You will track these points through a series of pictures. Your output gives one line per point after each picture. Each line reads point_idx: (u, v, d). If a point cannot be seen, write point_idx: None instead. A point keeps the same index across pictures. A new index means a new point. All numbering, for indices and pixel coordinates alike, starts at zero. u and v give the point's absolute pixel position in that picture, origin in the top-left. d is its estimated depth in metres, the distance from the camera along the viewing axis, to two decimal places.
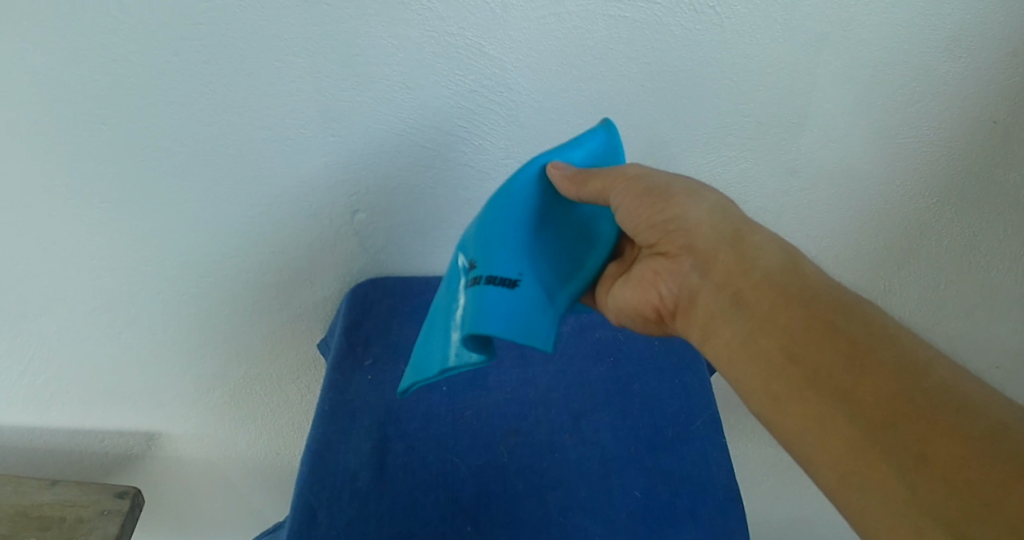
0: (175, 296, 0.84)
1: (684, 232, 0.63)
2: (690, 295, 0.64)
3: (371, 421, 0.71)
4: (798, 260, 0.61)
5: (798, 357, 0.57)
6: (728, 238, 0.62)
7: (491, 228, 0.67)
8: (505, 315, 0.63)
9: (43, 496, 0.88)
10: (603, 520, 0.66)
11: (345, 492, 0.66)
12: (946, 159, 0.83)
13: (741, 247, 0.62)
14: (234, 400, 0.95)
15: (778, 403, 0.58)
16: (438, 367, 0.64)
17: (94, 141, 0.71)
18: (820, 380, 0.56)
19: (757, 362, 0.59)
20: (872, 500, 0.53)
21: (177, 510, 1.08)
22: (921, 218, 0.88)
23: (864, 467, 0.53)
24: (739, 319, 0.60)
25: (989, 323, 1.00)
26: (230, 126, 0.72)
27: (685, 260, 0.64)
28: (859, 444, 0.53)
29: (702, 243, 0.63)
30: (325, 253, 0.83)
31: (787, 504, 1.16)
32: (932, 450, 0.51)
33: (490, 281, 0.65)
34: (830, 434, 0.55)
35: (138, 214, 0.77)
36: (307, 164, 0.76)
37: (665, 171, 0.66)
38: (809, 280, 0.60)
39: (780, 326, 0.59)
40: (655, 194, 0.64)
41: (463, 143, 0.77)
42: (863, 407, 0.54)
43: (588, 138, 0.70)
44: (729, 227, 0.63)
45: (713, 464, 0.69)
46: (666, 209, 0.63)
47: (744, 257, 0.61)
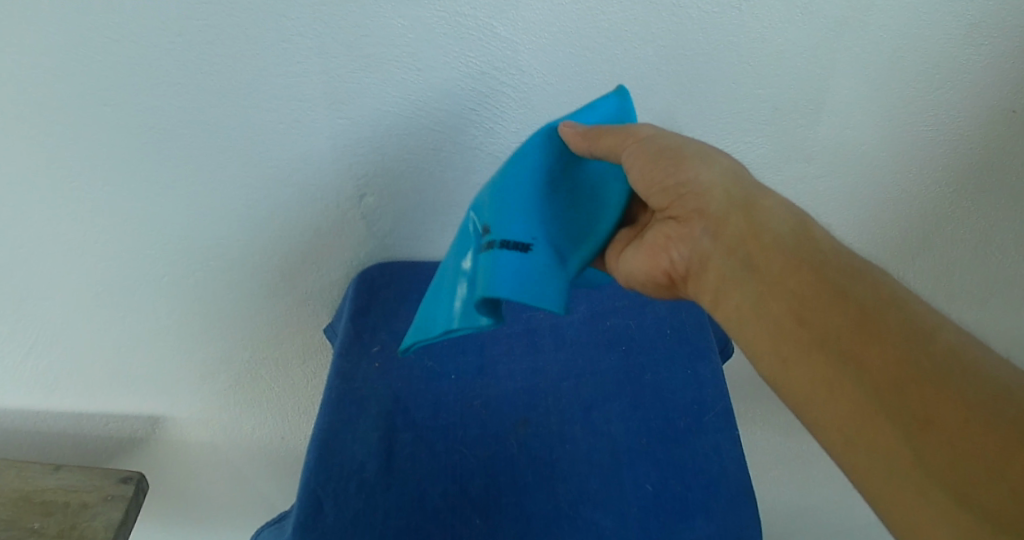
0: (181, 278, 0.82)
1: (696, 196, 0.61)
2: (701, 258, 0.62)
3: (378, 409, 0.69)
4: (807, 225, 0.59)
5: (806, 320, 0.56)
6: (739, 203, 0.60)
7: (504, 190, 0.66)
8: (515, 278, 0.62)
9: (47, 481, 0.87)
10: (614, 513, 0.65)
11: (353, 483, 0.64)
12: (964, 147, 0.81)
13: (751, 212, 0.60)
14: (238, 386, 0.93)
15: (788, 367, 0.56)
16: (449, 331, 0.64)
17: (97, 122, 0.70)
18: (828, 343, 0.54)
19: (765, 325, 0.57)
20: (876, 461, 0.51)
21: (179, 502, 1.07)
22: (936, 207, 0.87)
23: (869, 428, 0.51)
24: (749, 282, 0.59)
25: (1001, 313, 0.99)
26: (236, 108, 0.71)
27: (696, 226, 0.62)
28: (864, 406, 0.52)
29: (714, 208, 0.61)
30: (332, 237, 0.82)
31: (796, 490, 1.15)
32: (935, 411, 0.50)
33: (502, 245, 0.64)
34: (836, 394, 0.53)
35: (144, 196, 0.75)
36: (314, 146, 0.74)
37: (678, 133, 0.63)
38: (818, 245, 0.58)
39: (791, 288, 0.57)
40: (668, 155, 0.62)
41: (472, 126, 0.75)
42: (870, 371, 0.52)
43: (601, 102, 0.68)
44: (737, 190, 0.61)
45: (723, 457, 0.68)
46: (679, 171, 0.61)
47: (754, 221, 0.60)
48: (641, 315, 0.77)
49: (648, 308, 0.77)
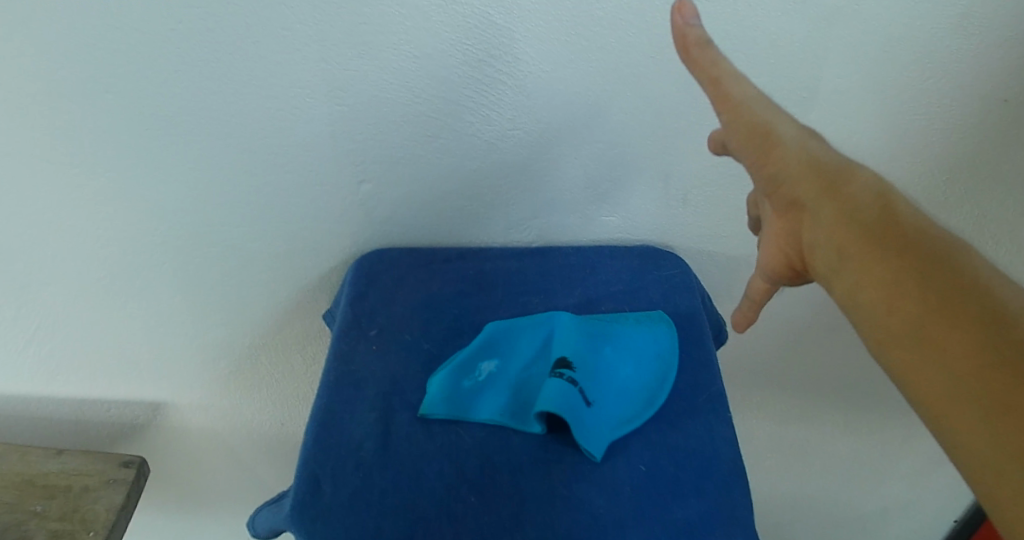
0: (182, 265, 0.83)
1: (782, 176, 0.57)
2: (788, 229, 0.59)
3: (375, 391, 0.68)
4: (893, 205, 0.56)
5: (892, 306, 0.54)
6: (825, 181, 0.57)
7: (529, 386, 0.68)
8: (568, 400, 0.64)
9: (49, 466, 0.88)
10: (608, 492, 0.62)
11: (349, 462, 0.63)
12: (957, 136, 0.82)
13: (835, 193, 0.57)
14: (236, 375, 0.94)
15: (878, 347, 0.54)
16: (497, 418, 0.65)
17: (99, 110, 0.71)
18: (913, 329, 0.53)
19: (850, 304, 0.56)
20: (958, 443, 0.49)
21: (176, 496, 1.06)
22: (932, 195, 0.87)
23: (951, 411, 0.50)
24: (832, 261, 0.56)
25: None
26: (236, 95, 0.72)
27: (782, 205, 0.59)
28: (945, 390, 0.50)
29: (800, 186, 0.57)
30: (329, 223, 0.82)
31: (792, 478, 1.15)
32: (1015, 397, 0.48)
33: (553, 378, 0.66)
34: (921, 377, 0.52)
35: (146, 182, 0.77)
36: (312, 132, 0.75)
37: (772, 105, 0.57)
38: (901, 227, 0.55)
39: (881, 276, 0.54)
40: (760, 135, 0.56)
41: (469, 113, 0.75)
42: (952, 356, 0.51)
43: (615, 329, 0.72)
44: (825, 167, 0.57)
45: (718, 440, 0.66)
46: (765, 160, 0.57)
47: (840, 202, 0.56)
48: (634, 300, 0.77)
49: (642, 293, 0.78)
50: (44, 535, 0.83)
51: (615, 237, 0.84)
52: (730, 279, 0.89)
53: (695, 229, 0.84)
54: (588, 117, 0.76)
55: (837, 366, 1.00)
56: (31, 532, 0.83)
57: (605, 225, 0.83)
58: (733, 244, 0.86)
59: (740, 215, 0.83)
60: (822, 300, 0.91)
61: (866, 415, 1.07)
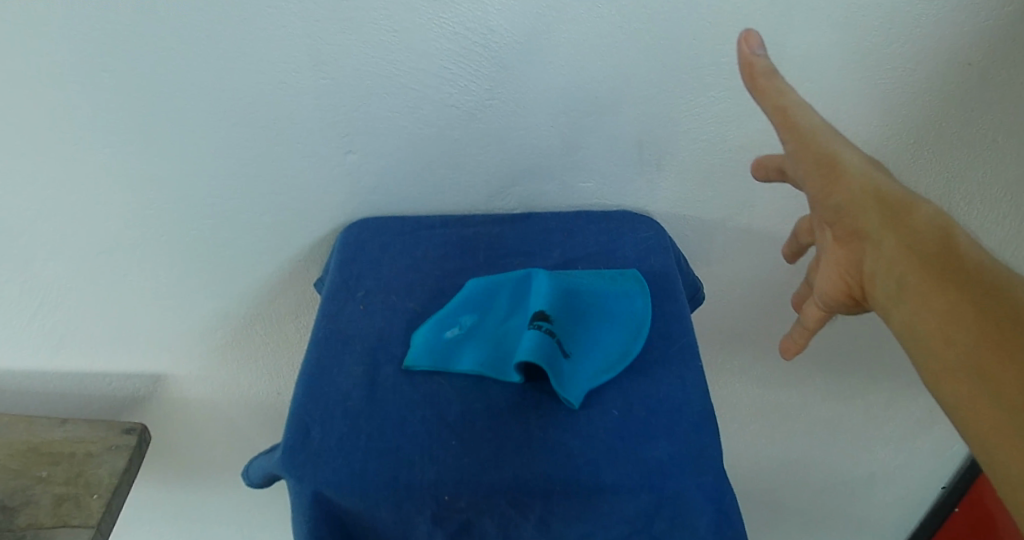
0: (178, 238, 0.87)
1: (843, 207, 0.61)
2: (848, 258, 0.63)
3: (362, 346, 0.71)
4: (955, 239, 0.58)
5: (948, 336, 0.56)
6: (886, 214, 0.60)
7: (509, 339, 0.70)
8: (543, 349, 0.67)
9: (54, 434, 0.92)
10: (583, 435, 0.65)
11: (337, 410, 0.66)
12: (923, 100, 0.83)
13: (897, 224, 0.60)
14: (232, 346, 0.97)
15: (932, 380, 0.56)
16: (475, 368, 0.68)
17: (99, 89, 0.76)
18: (968, 360, 0.54)
19: (905, 335, 0.58)
20: (1011, 476, 0.50)
21: (176, 471, 1.09)
22: (898, 157, 0.87)
23: (1002, 444, 0.51)
24: (889, 291, 0.59)
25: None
26: (227, 71, 0.76)
27: (844, 236, 0.62)
28: (999, 422, 0.52)
29: (861, 220, 0.61)
30: (319, 194, 0.85)
31: (775, 451, 1.14)
32: None
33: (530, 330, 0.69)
34: (973, 408, 0.53)
35: (143, 157, 0.81)
36: (299, 105, 0.79)
37: (836, 135, 0.61)
38: (962, 261, 0.57)
39: (938, 308, 0.56)
40: (821, 164, 0.60)
41: (448, 84, 0.78)
42: (1006, 391, 0.52)
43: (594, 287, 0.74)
44: (888, 200, 0.60)
45: (688, 387, 0.68)
46: (830, 187, 0.61)
47: (900, 235, 0.59)
48: (610, 260, 0.80)
49: (618, 253, 0.81)
50: (49, 498, 0.86)
51: (593, 202, 0.88)
52: (707, 242, 0.92)
53: (671, 195, 0.88)
54: (562, 86, 0.79)
55: (812, 330, 1.02)
56: (37, 495, 0.86)
57: (583, 192, 0.87)
58: (709, 208, 0.89)
59: (709, 180, 0.87)
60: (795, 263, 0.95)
61: (843, 383, 1.07)
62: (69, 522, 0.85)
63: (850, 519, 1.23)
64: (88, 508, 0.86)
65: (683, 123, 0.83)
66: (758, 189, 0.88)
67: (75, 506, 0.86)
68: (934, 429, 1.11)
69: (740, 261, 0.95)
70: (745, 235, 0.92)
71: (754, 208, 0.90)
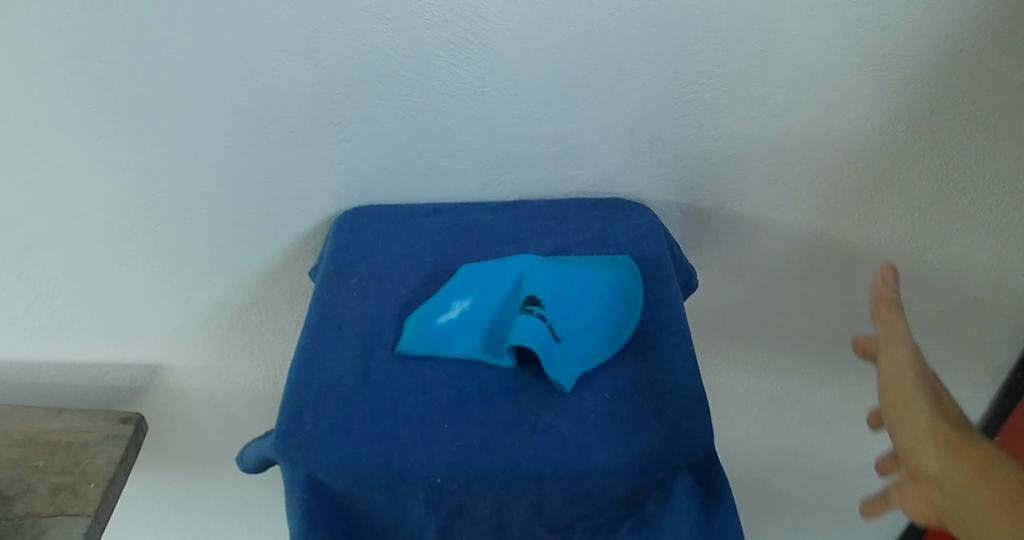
0: (173, 227, 0.87)
1: (907, 436, 0.68)
2: (919, 485, 0.67)
3: (355, 332, 0.72)
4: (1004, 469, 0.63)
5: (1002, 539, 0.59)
6: (941, 441, 0.66)
7: (503, 325, 0.71)
8: (537, 333, 0.67)
9: (51, 424, 0.93)
10: (574, 418, 0.65)
11: (330, 394, 0.67)
12: (915, 87, 0.82)
13: (955, 448, 0.65)
14: (228, 335, 0.97)
15: None
16: (470, 353, 0.69)
17: (93, 79, 0.76)
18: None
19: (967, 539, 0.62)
20: None
21: (175, 461, 1.10)
22: (889, 143, 0.86)
23: None
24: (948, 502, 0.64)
25: (969, 254, 0.95)
26: (220, 60, 0.76)
27: (908, 464, 0.68)
28: None
29: (922, 444, 0.67)
30: (313, 183, 0.85)
31: (769, 439, 1.15)
32: None
33: (525, 314, 0.69)
34: None
35: (138, 147, 0.81)
36: (292, 94, 0.79)
37: (909, 367, 0.71)
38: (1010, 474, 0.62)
39: (985, 509, 0.61)
40: (900, 399, 0.70)
41: (440, 72, 0.79)
42: None
43: (593, 273, 0.74)
44: (951, 422, 0.67)
45: (680, 370, 0.68)
46: (904, 415, 0.69)
47: (956, 458, 0.64)
48: (602, 246, 0.80)
49: (610, 239, 0.81)
50: (46, 487, 0.86)
51: (585, 190, 0.88)
52: (699, 229, 0.93)
53: (663, 182, 0.88)
54: (553, 73, 0.80)
55: (805, 317, 1.02)
56: (34, 485, 0.87)
57: (576, 179, 0.87)
58: (701, 194, 0.90)
59: (701, 166, 0.87)
60: (788, 249, 0.95)
61: (837, 371, 1.07)
62: (66, 510, 0.85)
63: (846, 508, 1.23)
64: (85, 497, 0.86)
65: (674, 110, 0.83)
66: (750, 175, 0.88)
67: (71, 495, 0.86)
68: None
69: (733, 248, 0.95)
70: (738, 222, 0.92)
71: (747, 194, 0.90)
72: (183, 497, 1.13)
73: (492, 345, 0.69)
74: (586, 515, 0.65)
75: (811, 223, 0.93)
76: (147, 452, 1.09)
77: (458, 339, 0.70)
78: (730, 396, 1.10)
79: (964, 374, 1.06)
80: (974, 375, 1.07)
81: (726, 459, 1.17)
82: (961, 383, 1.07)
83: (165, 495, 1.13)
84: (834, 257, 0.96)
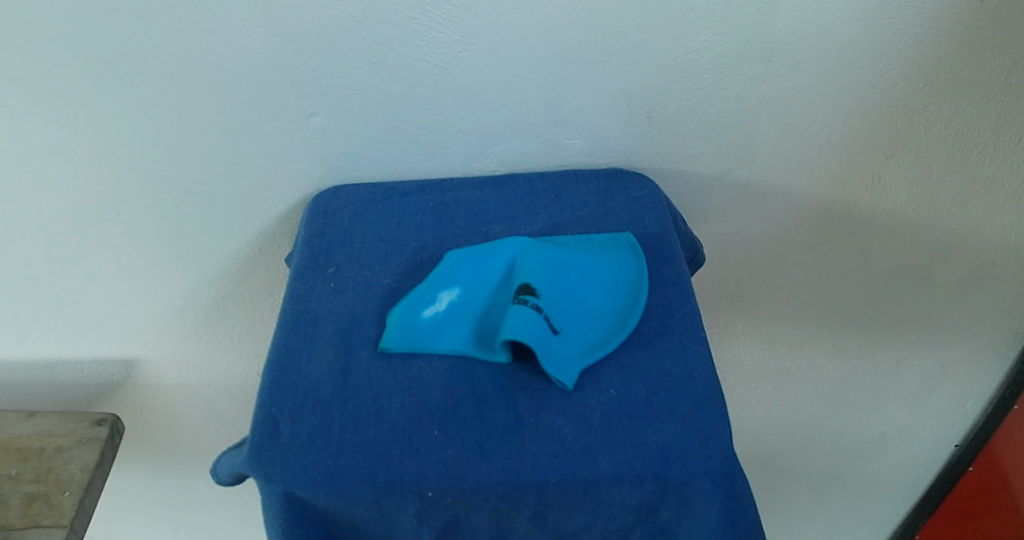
0: (137, 215, 0.81)
1: None
2: None
3: (333, 328, 0.66)
4: None
5: None
6: None
7: (495, 315, 0.65)
8: (531, 325, 0.61)
9: (21, 428, 0.87)
10: (577, 419, 0.59)
11: (308, 401, 0.61)
12: (938, 38, 0.75)
13: None
14: (205, 326, 0.91)
15: None
16: (460, 348, 0.63)
17: (33, 58, 0.69)
18: None
19: None
20: None
21: (159, 456, 1.04)
22: (908, 100, 0.79)
23: None
24: None
25: (990, 218, 0.89)
26: (171, 33, 0.69)
27: None
28: None
29: None
30: (284, 162, 0.78)
31: (782, 411, 1.09)
32: None
33: (518, 303, 0.63)
34: None
35: (91, 130, 0.74)
36: (254, 67, 0.72)
37: None
38: None
39: None
40: None
41: (414, 36, 0.71)
42: None
43: (594, 256, 0.68)
44: None
45: (692, 360, 0.62)
46: None
47: None
48: (601, 223, 0.74)
49: (610, 215, 0.75)
50: (18, 498, 0.81)
51: (580, 160, 0.81)
52: (703, 198, 0.86)
53: (663, 149, 0.81)
54: (541, 34, 0.72)
55: (818, 286, 0.96)
56: (6, 495, 0.81)
57: (569, 149, 0.80)
58: (705, 160, 0.83)
59: (704, 130, 0.80)
60: (800, 215, 0.89)
61: (852, 339, 1.02)
62: (40, 522, 0.80)
63: (862, 481, 1.18)
64: (60, 507, 0.81)
65: (673, 71, 0.76)
66: (757, 139, 0.81)
67: (46, 504, 0.81)
68: (944, 388, 1.06)
69: (741, 216, 0.88)
70: (745, 188, 0.86)
71: (755, 159, 0.83)
72: (170, 492, 1.08)
73: (485, 339, 0.63)
74: (595, 523, 0.59)
75: (824, 188, 0.86)
76: (129, 450, 1.03)
77: (447, 333, 0.64)
78: (740, 371, 1.04)
79: (985, 340, 1.01)
80: (995, 342, 1.01)
81: (737, 433, 1.12)
82: (981, 351, 1.02)
83: (151, 492, 1.08)
84: (849, 222, 0.89)
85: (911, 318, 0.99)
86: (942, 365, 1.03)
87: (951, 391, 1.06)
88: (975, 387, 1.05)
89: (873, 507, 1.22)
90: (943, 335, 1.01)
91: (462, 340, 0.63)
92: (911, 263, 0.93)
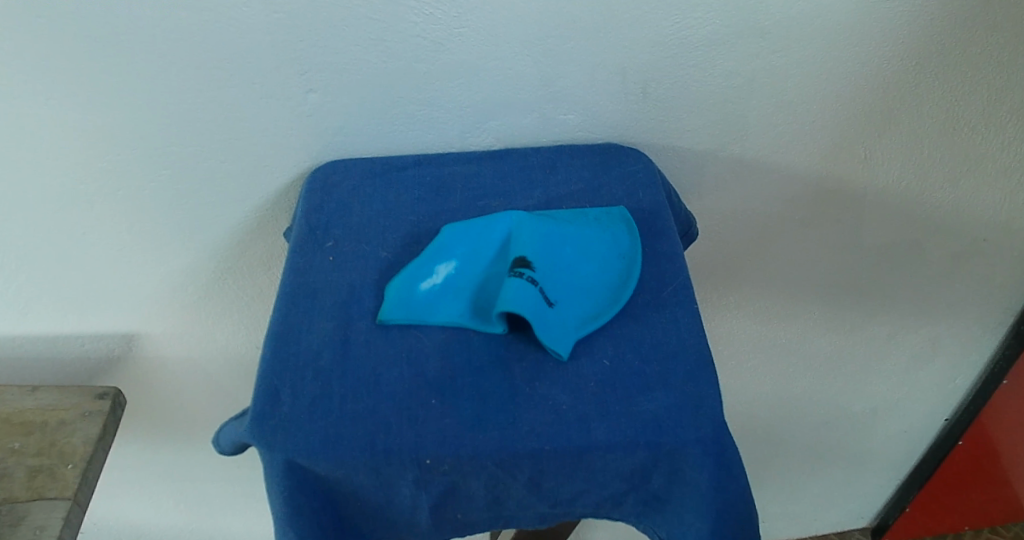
0: (137, 190, 0.82)
1: None
2: None
3: (332, 301, 0.67)
4: None
5: None
6: None
7: (491, 287, 0.66)
8: (527, 296, 0.62)
9: (25, 402, 0.88)
10: (571, 388, 0.60)
11: (308, 372, 0.62)
12: (931, 15, 0.76)
13: None
14: (204, 301, 0.92)
15: None
16: (457, 319, 0.64)
17: (33, 33, 0.69)
18: None
19: None
20: None
21: (159, 430, 1.06)
22: (901, 76, 0.80)
23: None
24: None
25: (979, 194, 0.90)
26: (170, 8, 0.69)
27: None
28: None
29: None
30: (282, 138, 0.79)
31: (775, 385, 1.11)
32: None
33: (513, 276, 0.64)
34: None
35: (91, 106, 0.75)
36: (252, 43, 0.72)
37: None
38: None
39: None
40: None
41: (411, 12, 0.72)
42: None
43: (588, 230, 0.69)
44: None
45: (684, 331, 0.63)
46: None
47: None
48: (596, 197, 0.75)
49: (604, 189, 0.75)
50: (22, 471, 0.82)
51: (575, 135, 0.82)
52: (697, 172, 0.87)
53: (657, 125, 0.82)
54: (537, 10, 0.73)
55: (811, 261, 0.98)
56: (10, 468, 0.83)
57: (564, 124, 0.81)
58: (699, 136, 0.84)
59: (698, 106, 0.81)
60: (793, 190, 0.90)
61: (844, 314, 1.03)
62: (45, 494, 0.81)
63: (853, 453, 1.20)
64: (63, 479, 0.82)
65: (668, 47, 0.76)
66: (751, 115, 0.82)
67: (49, 477, 0.82)
68: (933, 362, 1.08)
69: (734, 191, 0.89)
70: (738, 164, 0.87)
71: (748, 134, 0.84)
72: (170, 465, 1.10)
73: (482, 311, 0.64)
74: (588, 489, 0.61)
75: (817, 163, 0.87)
76: (130, 424, 1.04)
77: (444, 306, 0.65)
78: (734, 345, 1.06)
79: (974, 315, 1.03)
80: (984, 316, 1.02)
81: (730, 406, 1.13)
82: (970, 325, 1.03)
83: (152, 464, 1.09)
84: (842, 197, 0.90)
85: (902, 293, 1.01)
86: (932, 339, 1.05)
87: (941, 365, 1.08)
88: (964, 361, 1.07)
89: (863, 478, 1.24)
90: (933, 310, 1.02)
91: (459, 311, 0.65)
92: (903, 239, 0.95)
